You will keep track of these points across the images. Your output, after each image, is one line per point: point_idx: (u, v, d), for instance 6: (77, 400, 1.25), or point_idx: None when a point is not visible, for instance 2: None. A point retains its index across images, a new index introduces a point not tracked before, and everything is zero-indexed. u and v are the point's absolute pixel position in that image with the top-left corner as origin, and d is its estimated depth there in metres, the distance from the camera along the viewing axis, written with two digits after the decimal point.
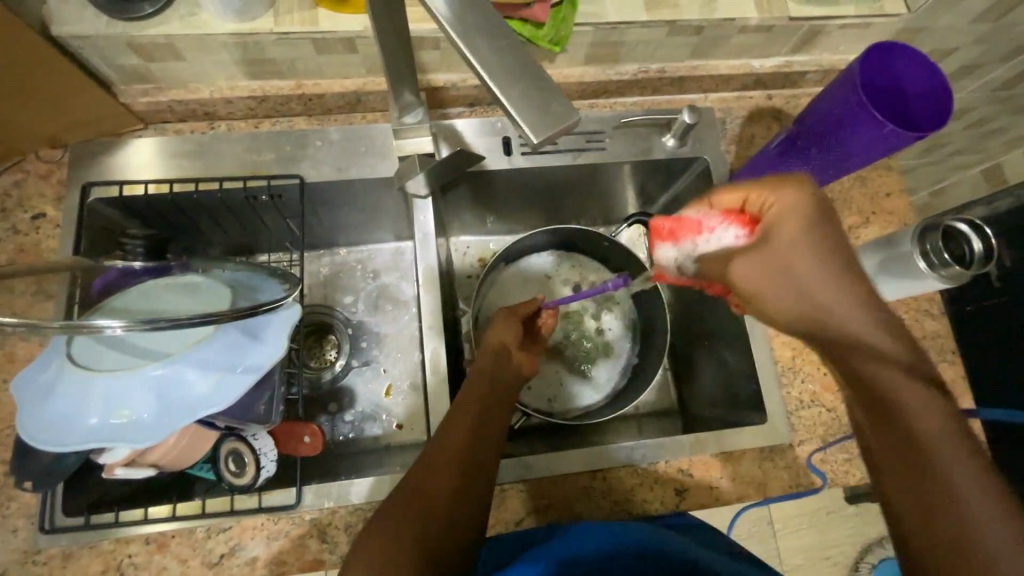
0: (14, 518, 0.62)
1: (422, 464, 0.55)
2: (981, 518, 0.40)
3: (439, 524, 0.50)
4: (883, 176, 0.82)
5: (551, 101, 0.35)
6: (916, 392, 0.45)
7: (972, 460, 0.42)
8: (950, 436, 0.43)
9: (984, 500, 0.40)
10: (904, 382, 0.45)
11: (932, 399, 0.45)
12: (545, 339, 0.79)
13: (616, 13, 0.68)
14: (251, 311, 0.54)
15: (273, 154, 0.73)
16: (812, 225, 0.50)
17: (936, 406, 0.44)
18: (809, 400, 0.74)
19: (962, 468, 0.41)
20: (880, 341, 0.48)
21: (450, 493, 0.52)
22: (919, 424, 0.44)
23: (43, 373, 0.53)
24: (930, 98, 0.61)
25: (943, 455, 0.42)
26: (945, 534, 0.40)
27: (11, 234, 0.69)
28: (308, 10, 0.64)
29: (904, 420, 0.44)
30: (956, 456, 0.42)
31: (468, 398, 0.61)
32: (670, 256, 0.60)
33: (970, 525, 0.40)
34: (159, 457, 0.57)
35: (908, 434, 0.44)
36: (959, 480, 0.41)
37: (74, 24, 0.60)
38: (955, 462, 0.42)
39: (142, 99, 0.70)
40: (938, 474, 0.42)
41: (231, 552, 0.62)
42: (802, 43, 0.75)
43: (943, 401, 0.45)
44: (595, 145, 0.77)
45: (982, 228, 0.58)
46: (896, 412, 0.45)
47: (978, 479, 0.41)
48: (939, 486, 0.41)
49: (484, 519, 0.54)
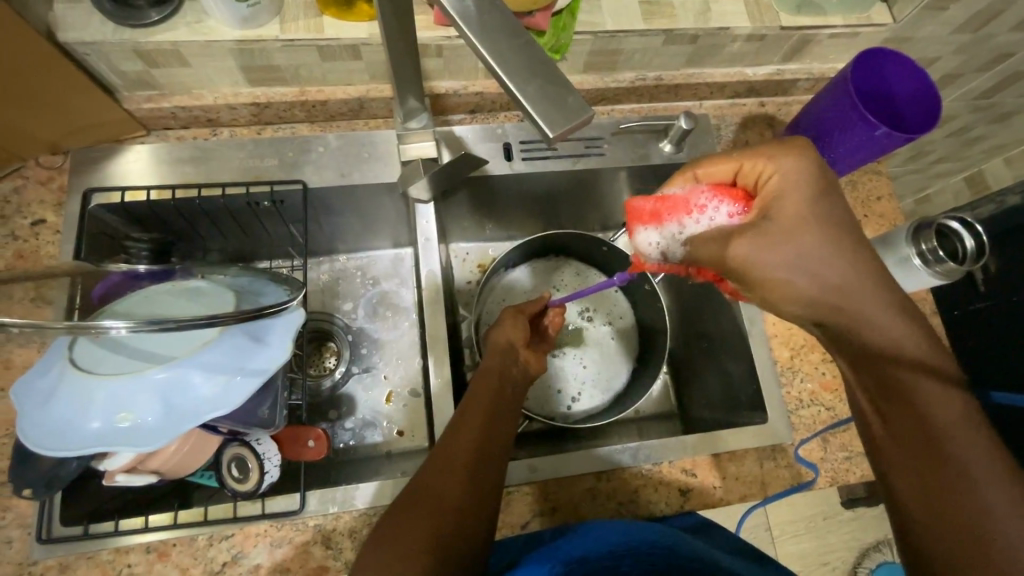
0: (9, 529, 0.59)
1: (428, 471, 0.54)
2: (999, 506, 0.44)
3: (450, 528, 0.49)
4: (873, 180, 0.84)
5: (567, 96, 0.36)
6: (936, 387, 0.48)
7: (987, 450, 0.46)
8: (965, 427, 0.47)
9: (999, 487, 0.44)
10: (926, 378, 0.48)
11: (949, 394, 0.48)
12: (551, 338, 0.79)
13: (614, 22, 0.69)
14: (255, 313, 0.54)
15: (277, 160, 0.73)
16: (818, 196, 0.50)
17: (953, 398, 0.48)
18: (808, 399, 0.75)
19: (978, 460, 0.45)
20: (902, 334, 0.49)
21: (459, 496, 0.52)
22: (937, 416, 0.47)
23: (43, 378, 0.52)
24: (917, 103, 0.62)
25: (961, 449, 0.46)
26: (961, 522, 0.44)
27: (9, 240, 0.68)
28: (313, 18, 0.65)
29: (924, 416, 0.47)
30: (971, 450, 0.46)
31: (472, 400, 0.60)
32: (653, 243, 0.57)
33: (986, 512, 0.44)
34: (160, 463, 0.56)
35: (926, 426, 0.47)
36: (975, 470, 0.45)
37: (81, 30, 0.61)
38: (971, 454, 0.46)
39: (146, 106, 0.70)
40: (955, 467, 0.46)
41: (234, 559, 0.61)
42: (792, 52, 0.78)
43: (959, 395, 0.48)
44: (594, 151, 0.79)
45: (975, 226, 0.58)
46: (915, 406, 0.48)
47: (992, 471, 0.45)
48: (957, 477, 0.45)
49: (493, 521, 0.53)
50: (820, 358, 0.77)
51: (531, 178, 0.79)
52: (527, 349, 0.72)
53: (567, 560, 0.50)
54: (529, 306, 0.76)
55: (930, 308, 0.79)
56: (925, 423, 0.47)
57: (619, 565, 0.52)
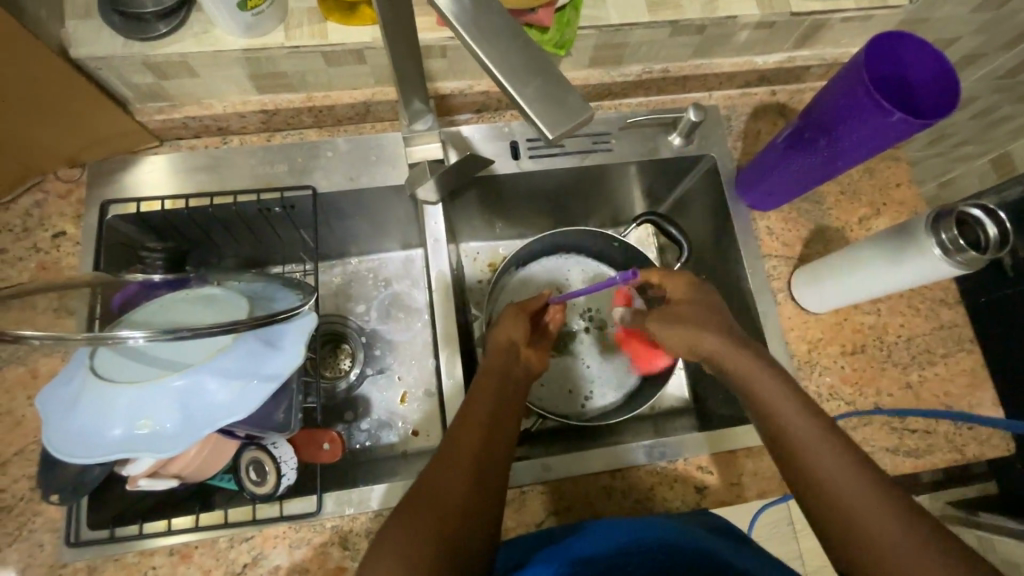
0: (39, 533, 0.61)
1: (426, 475, 0.53)
2: (888, 529, 0.45)
3: (455, 529, 0.49)
4: (892, 167, 0.82)
5: (566, 95, 0.35)
6: (807, 426, 0.53)
7: (866, 479, 0.48)
8: (831, 444, 0.51)
9: (872, 499, 0.47)
10: (791, 414, 0.54)
11: (817, 431, 0.52)
12: (553, 335, 0.79)
13: (619, 16, 0.68)
14: (268, 320, 0.55)
15: (286, 166, 0.74)
16: (693, 288, 0.70)
17: (819, 421, 0.53)
18: (828, 393, 0.72)
19: (848, 480, 0.48)
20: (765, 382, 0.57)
21: (462, 497, 0.51)
22: (801, 443, 0.52)
23: (67, 387, 0.54)
24: (937, 91, 0.58)
25: (839, 479, 0.49)
26: (850, 539, 0.46)
27: (32, 252, 0.70)
28: (317, 23, 0.65)
29: (799, 453, 0.52)
30: (848, 478, 0.48)
31: (472, 405, 0.60)
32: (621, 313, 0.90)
33: (878, 535, 0.45)
34: (182, 467, 0.58)
35: (803, 463, 0.51)
36: (840, 480, 0.48)
37: (91, 45, 0.61)
38: (843, 477, 0.49)
39: (158, 117, 0.72)
40: (836, 496, 0.48)
41: (254, 560, 0.62)
42: (804, 38, 0.76)
43: (827, 430, 0.52)
44: (602, 147, 0.78)
45: (997, 212, 0.57)
46: (791, 445, 0.52)
47: (872, 496, 0.47)
48: (841, 506, 0.47)
49: (500, 520, 0.53)
50: (839, 351, 0.74)
51: (539, 176, 0.79)
52: (529, 348, 0.72)
53: (572, 560, 0.52)
54: (531, 304, 0.77)
55: (954, 297, 0.77)
56: (802, 459, 0.51)
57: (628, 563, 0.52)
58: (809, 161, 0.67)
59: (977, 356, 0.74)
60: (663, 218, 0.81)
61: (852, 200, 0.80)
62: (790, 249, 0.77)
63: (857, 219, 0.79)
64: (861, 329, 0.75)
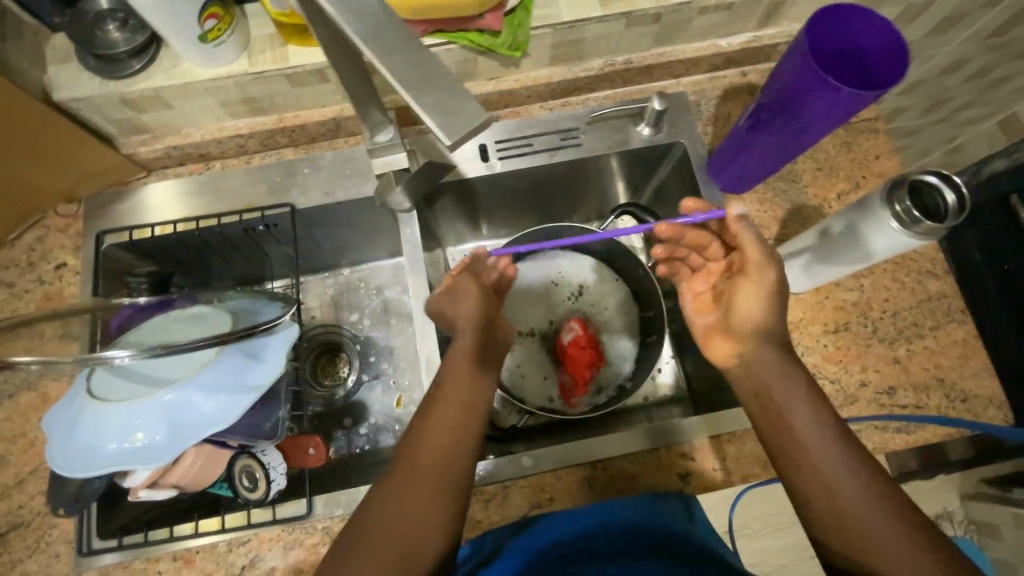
0: (56, 544, 0.66)
1: (393, 489, 0.54)
2: (880, 524, 0.50)
3: (416, 543, 0.51)
4: (871, 139, 0.80)
5: (462, 102, 0.37)
6: (810, 425, 0.56)
7: (862, 480, 0.52)
8: (838, 447, 0.54)
9: (867, 499, 0.51)
10: (799, 412, 0.56)
11: (823, 430, 0.55)
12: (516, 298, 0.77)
13: (570, 13, 0.69)
14: (249, 332, 0.58)
15: (266, 186, 0.77)
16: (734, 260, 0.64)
17: (825, 425, 0.55)
18: (811, 373, 0.71)
19: (847, 480, 0.52)
20: (773, 375, 0.58)
21: (421, 510, 0.53)
22: (804, 443, 0.55)
23: (67, 409, 0.57)
24: (888, 58, 0.57)
25: (836, 478, 0.53)
26: (842, 531, 0.51)
27: (38, 284, 0.75)
28: (279, 48, 0.68)
29: (801, 451, 0.55)
30: (847, 479, 0.52)
31: (444, 405, 0.60)
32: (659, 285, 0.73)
33: (870, 529, 0.50)
34: (178, 478, 0.60)
35: (804, 460, 0.54)
36: (837, 479, 0.53)
37: (72, 88, 0.66)
38: (842, 476, 0.53)
39: (142, 148, 0.76)
40: (833, 494, 0.52)
41: (252, 563, 0.66)
42: (767, 16, 0.75)
43: (831, 429, 0.55)
44: (570, 142, 0.79)
45: (952, 177, 0.55)
46: (794, 443, 0.55)
47: (868, 496, 0.51)
48: (837, 503, 0.52)
49: (465, 511, 0.55)
50: (822, 330, 0.73)
51: (512, 176, 0.80)
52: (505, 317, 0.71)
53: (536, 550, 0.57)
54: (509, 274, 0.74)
55: (942, 268, 0.75)
56: (802, 459, 0.54)
57: (591, 547, 0.57)
58: (772, 141, 0.66)
59: (968, 327, 0.72)
60: (637, 207, 0.82)
61: (830, 175, 0.78)
62: (767, 231, 0.76)
63: (836, 196, 0.78)
64: (843, 306, 0.74)
